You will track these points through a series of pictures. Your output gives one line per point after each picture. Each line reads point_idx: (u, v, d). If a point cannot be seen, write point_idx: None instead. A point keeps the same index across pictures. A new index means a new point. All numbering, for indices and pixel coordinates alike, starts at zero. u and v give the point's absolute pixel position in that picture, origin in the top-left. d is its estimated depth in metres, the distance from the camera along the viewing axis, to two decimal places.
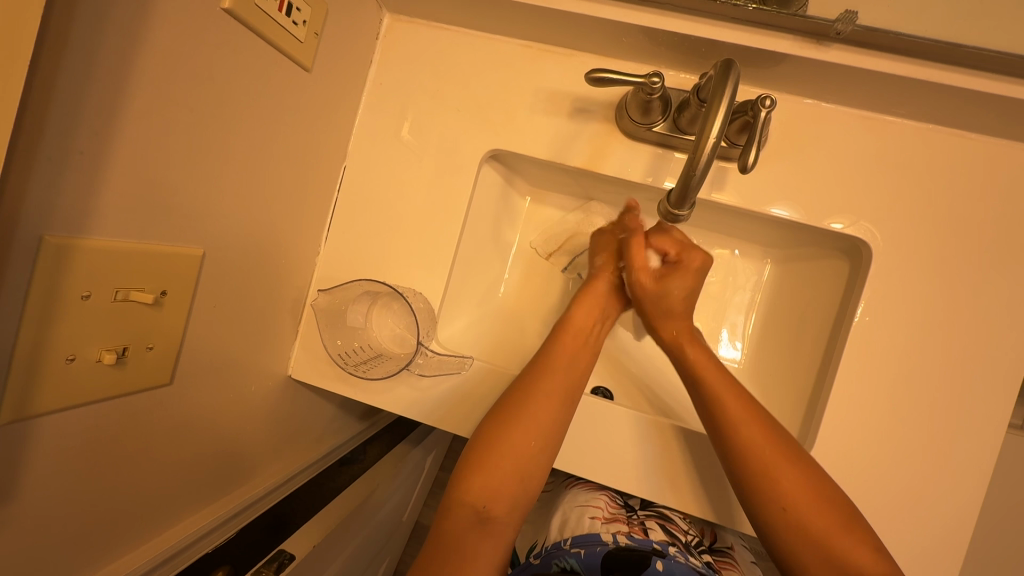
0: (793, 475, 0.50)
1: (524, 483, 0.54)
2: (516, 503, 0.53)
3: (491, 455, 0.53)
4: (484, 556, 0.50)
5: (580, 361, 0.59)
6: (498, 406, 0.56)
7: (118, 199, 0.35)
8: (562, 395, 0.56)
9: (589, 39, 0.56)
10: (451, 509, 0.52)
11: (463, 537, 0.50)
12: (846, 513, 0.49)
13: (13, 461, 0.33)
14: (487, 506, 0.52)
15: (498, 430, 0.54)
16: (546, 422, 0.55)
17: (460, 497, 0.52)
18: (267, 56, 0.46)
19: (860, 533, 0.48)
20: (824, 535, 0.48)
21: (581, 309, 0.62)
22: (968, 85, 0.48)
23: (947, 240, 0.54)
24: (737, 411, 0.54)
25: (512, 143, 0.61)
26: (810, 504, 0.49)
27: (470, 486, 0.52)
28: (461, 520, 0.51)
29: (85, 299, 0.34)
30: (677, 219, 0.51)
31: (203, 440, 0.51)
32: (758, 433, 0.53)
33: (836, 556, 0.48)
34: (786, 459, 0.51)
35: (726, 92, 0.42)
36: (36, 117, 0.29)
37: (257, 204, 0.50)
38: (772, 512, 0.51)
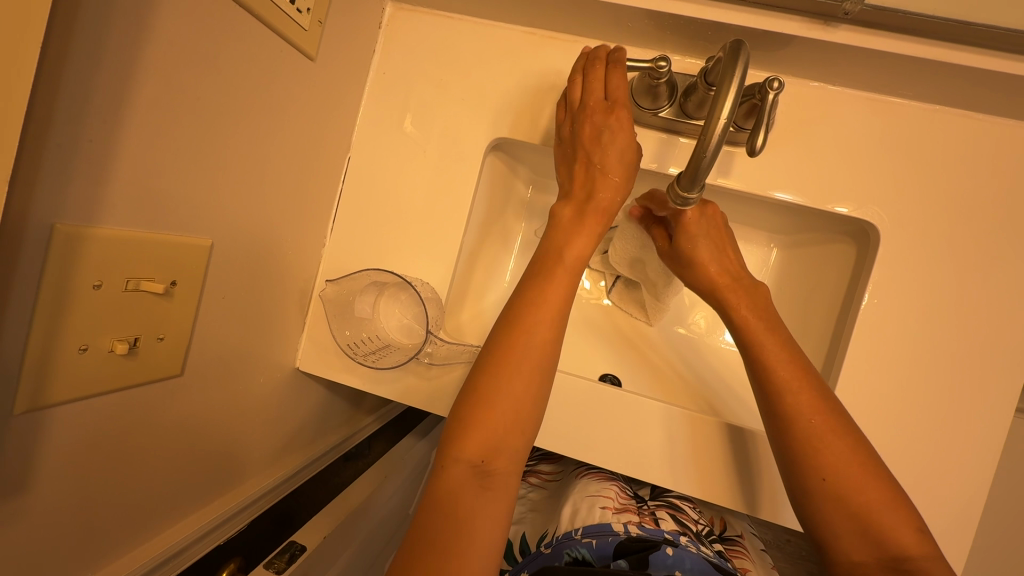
0: (841, 449, 0.48)
1: (524, 423, 0.46)
2: (519, 451, 0.45)
3: (490, 402, 0.45)
4: (484, 523, 0.42)
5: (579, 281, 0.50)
6: (493, 345, 0.48)
7: (125, 187, 0.35)
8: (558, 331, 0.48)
9: (594, 24, 0.56)
10: (445, 463, 0.44)
11: (459, 497, 0.42)
12: (891, 491, 0.47)
13: (26, 452, 0.32)
14: (486, 458, 0.44)
15: (489, 369, 0.46)
16: (544, 355, 0.47)
17: (451, 453, 0.44)
18: (272, 44, 0.46)
19: (903, 511, 0.46)
20: (863, 510, 0.47)
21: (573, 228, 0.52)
22: (977, 65, 0.48)
23: (955, 221, 0.54)
24: (802, 403, 0.50)
25: (517, 131, 0.61)
26: (853, 478, 0.48)
27: (463, 436, 0.44)
28: (456, 478, 0.43)
29: (97, 288, 0.34)
30: (686, 203, 0.50)
31: (212, 432, 0.51)
32: (809, 403, 0.50)
33: (874, 532, 0.46)
34: (836, 432, 0.49)
35: (736, 73, 0.41)
36: (45, 104, 0.28)
37: (263, 194, 0.50)
38: (812, 484, 0.49)
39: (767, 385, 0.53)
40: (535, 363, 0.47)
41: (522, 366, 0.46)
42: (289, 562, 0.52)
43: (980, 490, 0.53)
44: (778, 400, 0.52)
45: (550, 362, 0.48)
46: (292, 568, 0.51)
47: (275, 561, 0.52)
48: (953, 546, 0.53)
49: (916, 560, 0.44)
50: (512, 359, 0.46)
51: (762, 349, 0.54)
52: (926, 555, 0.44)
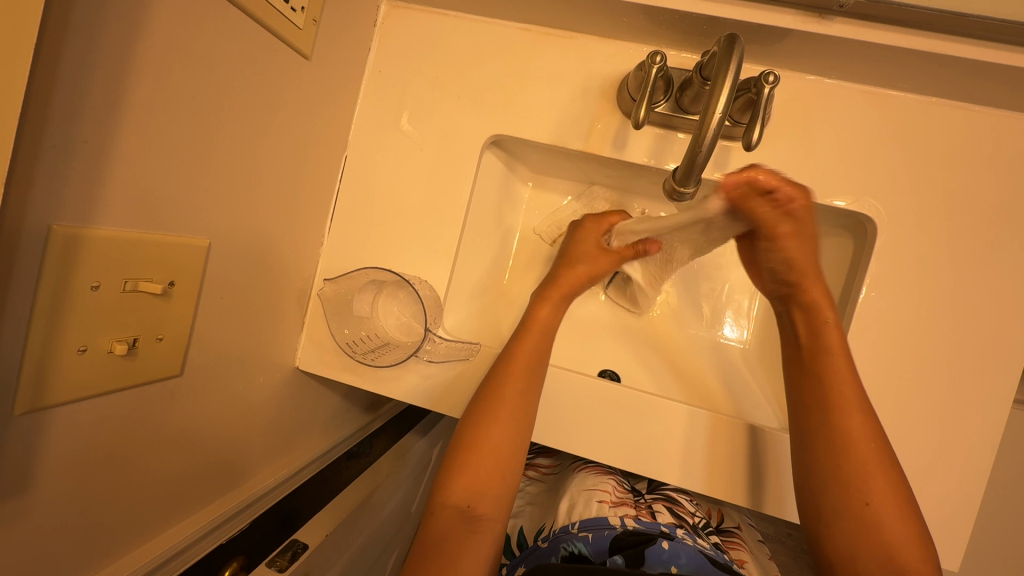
0: (883, 482, 0.48)
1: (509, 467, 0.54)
2: (501, 496, 0.53)
3: (475, 453, 0.53)
4: (475, 556, 0.49)
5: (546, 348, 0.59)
6: (475, 400, 0.56)
7: (121, 189, 0.35)
8: (529, 385, 0.56)
9: (589, 20, 0.56)
10: (437, 510, 0.51)
11: (450, 539, 0.49)
12: (921, 534, 0.47)
13: (27, 453, 0.33)
14: (470, 504, 0.51)
15: (473, 424, 0.54)
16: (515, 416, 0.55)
17: (441, 500, 0.52)
18: (267, 44, 0.46)
19: (929, 554, 0.46)
20: (892, 547, 0.46)
21: (545, 309, 0.62)
22: (970, 56, 0.48)
23: (951, 213, 0.54)
24: (857, 430, 0.50)
25: (514, 128, 0.61)
26: (891, 509, 0.48)
27: (451, 486, 0.52)
28: (446, 517, 0.50)
29: (95, 289, 0.34)
30: (682, 198, 0.50)
31: (211, 431, 0.51)
32: (862, 429, 0.50)
33: (897, 564, 0.46)
34: (881, 464, 0.49)
35: (730, 68, 0.41)
36: (40, 104, 0.28)
37: (260, 194, 0.50)
38: (852, 508, 0.49)
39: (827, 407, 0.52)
40: (513, 414, 0.55)
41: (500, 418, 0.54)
42: (291, 560, 0.52)
43: (978, 481, 0.53)
44: (834, 422, 0.51)
45: (527, 409, 0.56)
46: (294, 566, 0.52)
47: (277, 560, 0.52)
48: (952, 536, 0.54)
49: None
50: (488, 416, 0.54)
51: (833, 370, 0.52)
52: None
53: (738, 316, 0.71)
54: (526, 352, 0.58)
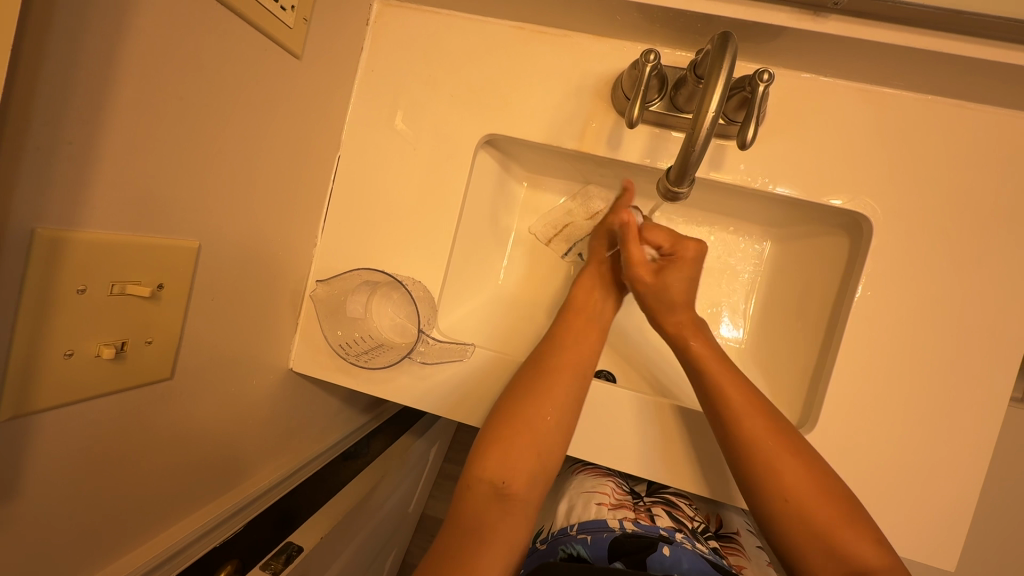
0: (811, 484, 0.50)
1: (549, 448, 0.54)
2: (533, 475, 0.53)
3: (513, 429, 0.54)
4: (506, 530, 0.50)
5: (586, 337, 0.61)
6: (518, 380, 0.57)
7: (107, 191, 0.34)
8: (574, 369, 0.57)
9: (582, 18, 0.56)
10: (473, 483, 0.52)
11: (485, 513, 0.50)
12: (848, 506, 0.49)
13: (15, 458, 0.32)
14: (503, 482, 0.52)
15: (514, 403, 0.55)
16: (556, 395, 0.55)
17: (477, 473, 0.53)
18: (257, 43, 0.45)
19: (860, 525, 0.49)
20: (827, 527, 0.49)
21: (581, 292, 0.63)
22: (966, 53, 0.48)
23: (947, 211, 0.54)
24: (766, 438, 0.52)
25: (508, 127, 0.60)
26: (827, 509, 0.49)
27: (487, 460, 0.53)
28: (480, 493, 0.51)
29: (80, 293, 0.33)
30: (677, 198, 0.50)
31: (205, 435, 0.51)
32: (764, 429, 0.53)
33: (837, 548, 0.48)
34: (790, 454, 0.51)
35: (724, 66, 0.41)
36: (21, 106, 0.28)
37: (251, 194, 0.50)
38: (773, 504, 0.51)
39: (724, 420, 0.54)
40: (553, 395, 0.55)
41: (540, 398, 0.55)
42: (285, 563, 0.52)
43: (977, 481, 0.53)
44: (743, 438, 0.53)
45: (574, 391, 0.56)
46: (288, 569, 0.51)
47: (271, 563, 0.51)
48: (950, 536, 0.53)
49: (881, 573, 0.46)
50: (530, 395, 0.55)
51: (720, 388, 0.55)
52: (886, 565, 0.47)
53: (734, 314, 0.70)
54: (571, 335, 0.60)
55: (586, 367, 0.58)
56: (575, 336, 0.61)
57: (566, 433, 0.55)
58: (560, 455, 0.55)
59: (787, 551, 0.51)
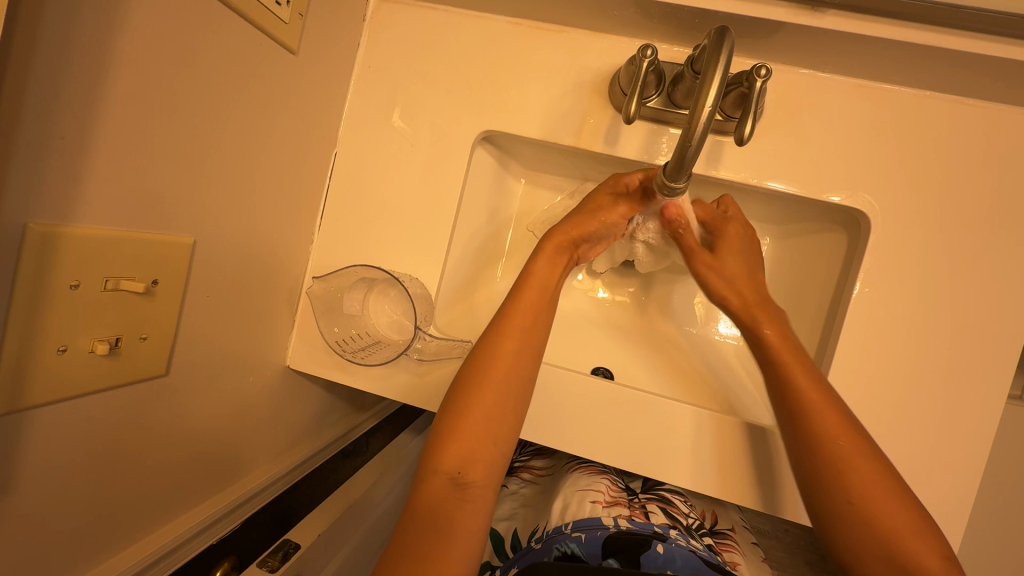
0: (901, 510, 0.46)
1: (501, 434, 0.52)
2: (491, 465, 0.51)
3: (464, 415, 0.51)
4: (468, 526, 0.47)
5: (539, 314, 0.57)
6: (467, 362, 0.55)
7: (101, 188, 0.34)
8: (524, 350, 0.55)
9: (579, 14, 0.55)
10: (428, 476, 0.49)
11: (443, 507, 0.47)
12: (919, 518, 0.46)
13: (8, 455, 0.32)
14: (461, 472, 0.49)
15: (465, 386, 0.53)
16: (507, 380, 0.53)
17: (433, 465, 0.49)
18: (252, 37, 0.45)
19: (928, 535, 0.45)
20: (897, 538, 0.45)
21: (540, 262, 0.59)
22: (964, 49, 0.47)
23: (945, 208, 0.54)
24: (854, 455, 0.48)
25: (505, 123, 0.60)
26: (919, 547, 0.45)
27: (442, 451, 0.50)
28: (436, 486, 0.48)
29: (74, 289, 0.33)
30: (674, 193, 0.50)
31: (201, 432, 0.51)
32: (837, 424, 0.50)
33: (907, 558, 0.44)
34: (863, 456, 0.48)
35: (721, 59, 0.40)
36: (12, 102, 0.28)
37: (245, 190, 0.49)
38: (840, 506, 0.48)
39: (811, 440, 0.50)
40: (503, 378, 0.53)
41: (489, 381, 0.53)
42: (282, 560, 0.52)
43: (975, 478, 0.53)
44: (835, 457, 0.49)
45: (521, 372, 0.54)
46: (285, 566, 0.51)
47: (268, 560, 0.52)
48: (947, 533, 0.53)
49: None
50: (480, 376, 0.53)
51: (799, 392, 0.51)
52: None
53: None
54: (523, 311, 0.57)
55: (533, 350, 0.56)
56: (528, 321, 0.56)
57: (515, 418, 0.54)
58: (511, 441, 0.53)
59: (845, 556, 0.48)
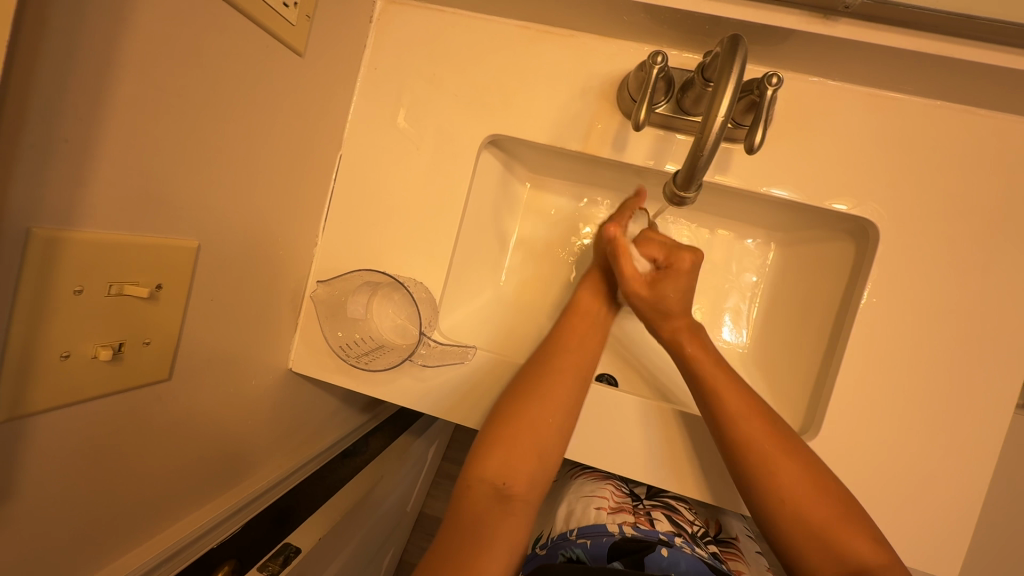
0: (798, 471, 0.51)
1: (549, 450, 0.54)
2: (535, 475, 0.53)
3: (513, 430, 0.53)
4: (508, 532, 0.50)
5: (588, 337, 0.60)
6: (517, 379, 0.57)
7: (105, 190, 0.34)
8: (575, 368, 0.57)
9: (588, 18, 0.55)
10: (473, 483, 0.51)
11: (484, 512, 0.50)
12: (844, 505, 0.49)
13: (10, 461, 0.32)
14: (507, 483, 0.51)
15: (515, 401, 0.55)
16: (559, 397, 0.55)
17: (477, 473, 0.52)
18: (259, 39, 0.44)
19: (851, 518, 0.49)
20: (825, 527, 0.49)
21: (585, 296, 0.62)
22: (976, 59, 0.47)
23: (954, 218, 0.54)
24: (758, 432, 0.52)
25: (512, 127, 0.60)
26: (817, 507, 0.50)
27: (489, 462, 0.52)
28: (481, 494, 0.51)
29: (78, 293, 0.33)
30: (683, 202, 0.50)
31: (204, 435, 0.50)
32: (757, 432, 0.52)
33: (819, 530, 0.49)
34: (788, 454, 0.51)
35: (734, 68, 0.40)
36: (16, 104, 0.27)
37: (251, 193, 0.49)
38: (770, 503, 0.51)
39: (717, 417, 0.54)
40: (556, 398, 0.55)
41: (542, 397, 0.54)
42: (283, 564, 0.52)
43: (983, 489, 0.53)
44: (733, 430, 0.53)
45: (574, 394, 0.56)
46: (286, 570, 0.51)
47: (269, 564, 0.51)
48: (952, 544, 0.53)
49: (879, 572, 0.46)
50: (533, 392, 0.55)
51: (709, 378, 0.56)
52: (881, 563, 0.47)
53: (737, 317, 0.69)
54: (576, 332, 0.60)
55: (588, 365, 0.58)
56: (578, 339, 0.59)
57: (566, 431, 0.55)
58: (559, 453, 0.55)
59: (782, 545, 0.51)
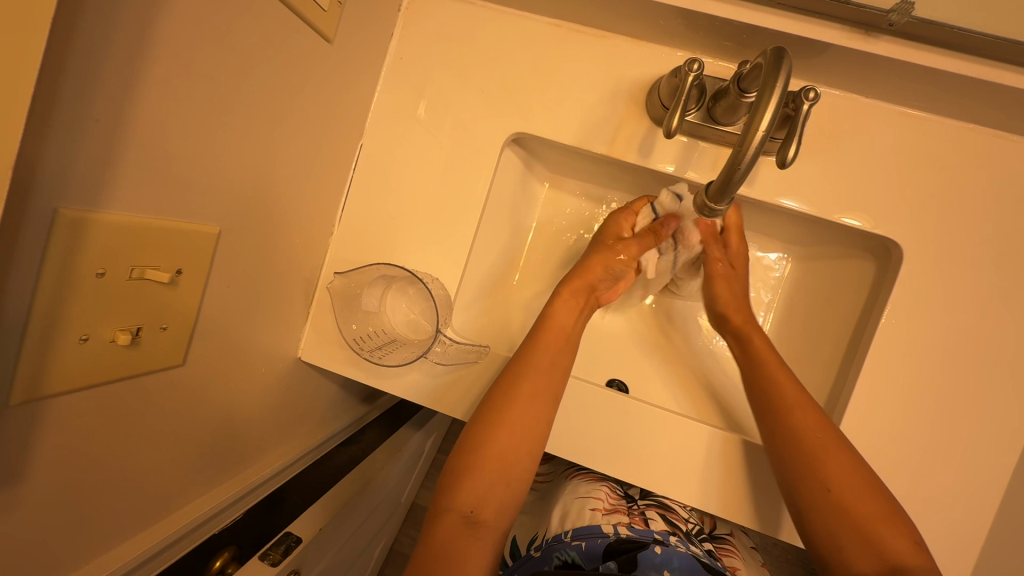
0: (843, 462, 0.51)
1: (515, 477, 0.52)
2: (504, 503, 0.51)
3: (478, 454, 0.52)
4: (475, 562, 0.48)
5: (563, 355, 0.58)
6: (486, 404, 0.55)
7: (130, 172, 0.33)
8: (544, 392, 0.55)
9: (623, 20, 0.54)
10: (442, 513, 0.50)
11: (453, 545, 0.48)
12: (887, 504, 0.49)
13: (24, 443, 0.31)
14: (474, 509, 0.50)
15: (482, 422, 0.53)
16: (524, 422, 0.53)
17: (446, 502, 0.50)
18: (291, 23, 0.44)
19: (901, 526, 0.48)
20: (867, 523, 0.48)
21: (558, 307, 0.60)
22: (1015, 84, 0.47)
23: (980, 243, 0.53)
24: (810, 426, 0.53)
25: (538, 127, 0.59)
26: (854, 487, 0.50)
27: (455, 489, 0.50)
28: (449, 521, 0.49)
29: (100, 276, 0.32)
30: (713, 213, 0.49)
31: (211, 422, 0.50)
32: (815, 423, 0.53)
33: (877, 544, 0.47)
34: (843, 455, 0.51)
35: (778, 82, 0.39)
36: (50, 83, 0.26)
37: (272, 180, 0.48)
38: (820, 492, 0.50)
39: (779, 408, 0.56)
40: (515, 423, 0.53)
41: (503, 420, 0.53)
42: (284, 554, 0.52)
43: (986, 515, 0.53)
44: (788, 420, 0.54)
45: (537, 420, 0.54)
46: (287, 560, 0.51)
47: (270, 553, 0.51)
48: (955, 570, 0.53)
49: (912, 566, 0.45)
50: (500, 415, 0.53)
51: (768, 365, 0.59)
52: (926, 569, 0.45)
53: None
54: (544, 355, 0.57)
55: (553, 392, 0.56)
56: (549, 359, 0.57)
57: (533, 457, 0.54)
58: (527, 482, 0.53)
59: (823, 537, 0.50)
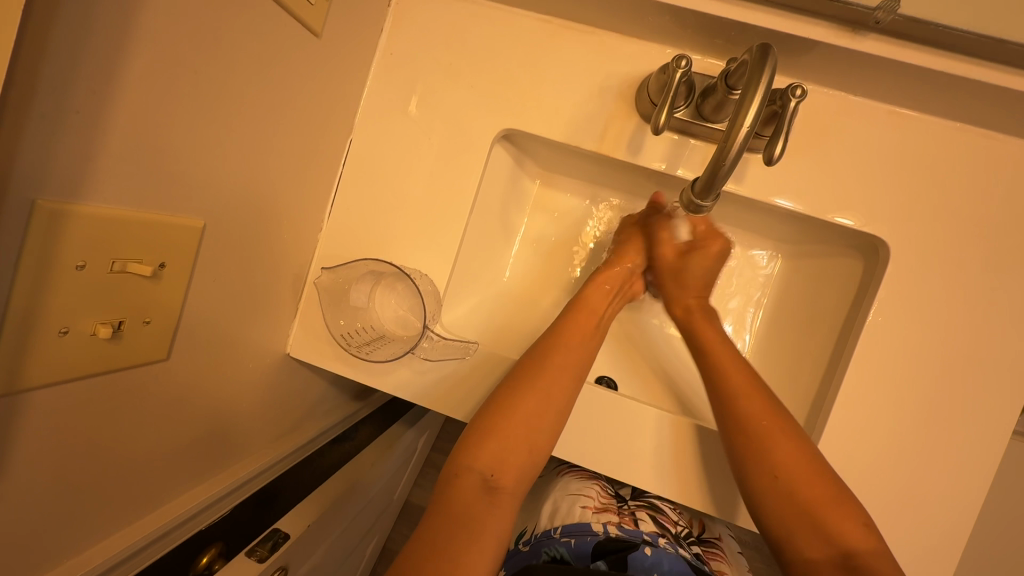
0: (791, 449, 0.51)
1: (536, 449, 0.53)
2: (524, 470, 0.52)
3: (505, 420, 0.52)
4: (492, 524, 0.48)
5: (590, 339, 0.58)
6: (514, 375, 0.56)
7: (112, 163, 0.33)
8: (572, 369, 0.56)
9: (613, 17, 0.54)
10: (462, 473, 0.50)
11: (472, 506, 0.48)
12: (834, 490, 0.49)
13: (5, 436, 0.31)
14: (494, 474, 0.50)
15: (511, 388, 0.54)
16: (551, 398, 0.54)
17: (468, 461, 0.51)
18: (278, 16, 0.43)
19: (847, 510, 0.48)
20: (811, 504, 0.49)
21: (592, 289, 0.61)
22: (1000, 83, 0.47)
23: (967, 241, 0.54)
24: (757, 412, 0.53)
25: (528, 123, 0.59)
26: (800, 473, 0.50)
27: (479, 450, 0.51)
28: (470, 485, 0.49)
29: (80, 269, 0.32)
30: (700, 210, 0.49)
31: (198, 417, 0.49)
32: (763, 413, 0.53)
33: (821, 526, 0.48)
34: (790, 441, 0.51)
35: (762, 79, 0.40)
36: (27, 73, 0.26)
37: (259, 174, 0.48)
38: (761, 477, 0.51)
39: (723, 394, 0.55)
40: (542, 396, 0.54)
41: (532, 395, 0.53)
42: (272, 550, 0.52)
43: (971, 513, 0.53)
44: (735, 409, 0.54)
45: (563, 396, 0.54)
46: (274, 556, 0.51)
47: (258, 548, 0.51)
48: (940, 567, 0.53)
49: (865, 557, 0.46)
50: (529, 388, 0.54)
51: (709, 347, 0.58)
52: (870, 549, 0.46)
53: (738, 321, 0.68)
54: (574, 334, 0.58)
55: (582, 370, 0.56)
56: (580, 337, 0.58)
57: (558, 433, 0.54)
58: (548, 452, 0.54)
59: (767, 515, 0.50)
